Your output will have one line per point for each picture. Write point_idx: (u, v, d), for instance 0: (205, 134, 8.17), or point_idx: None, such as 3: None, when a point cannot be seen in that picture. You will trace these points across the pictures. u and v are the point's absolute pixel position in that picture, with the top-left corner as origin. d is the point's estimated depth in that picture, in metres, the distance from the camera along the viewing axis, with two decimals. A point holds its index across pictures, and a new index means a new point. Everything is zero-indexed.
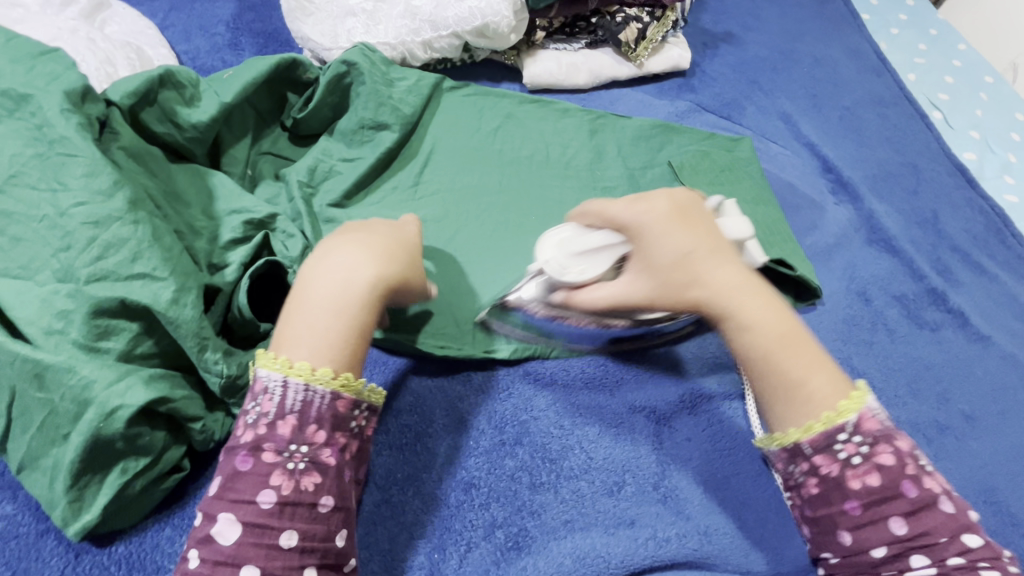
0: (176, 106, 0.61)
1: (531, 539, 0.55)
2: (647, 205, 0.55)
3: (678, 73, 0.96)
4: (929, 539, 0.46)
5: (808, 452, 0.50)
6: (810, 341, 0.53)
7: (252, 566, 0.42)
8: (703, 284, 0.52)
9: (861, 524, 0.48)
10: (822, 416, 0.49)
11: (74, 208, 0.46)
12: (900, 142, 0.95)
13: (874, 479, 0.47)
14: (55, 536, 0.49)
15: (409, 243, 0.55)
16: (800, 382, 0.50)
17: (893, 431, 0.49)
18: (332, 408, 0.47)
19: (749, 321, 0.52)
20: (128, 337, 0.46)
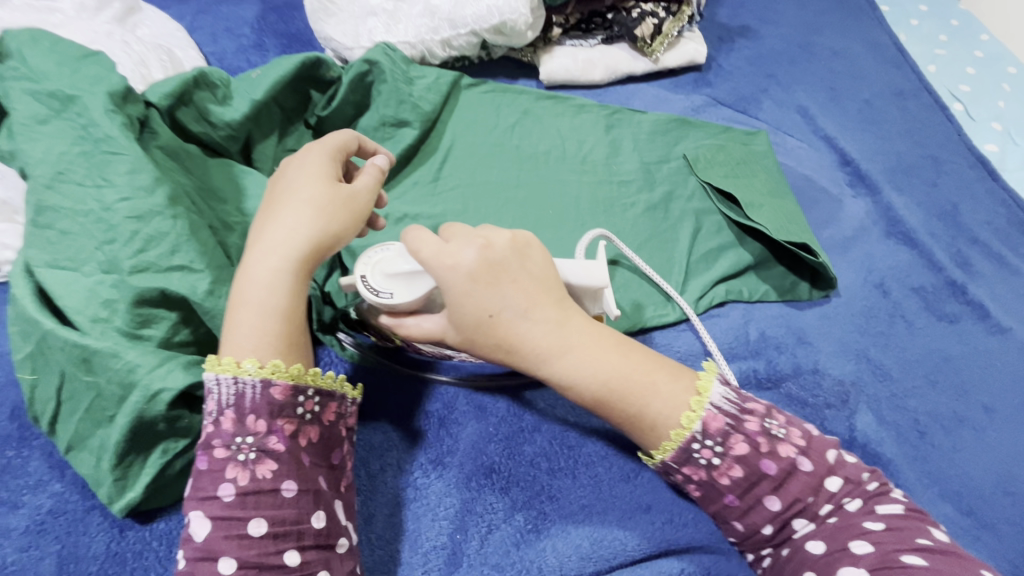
0: (210, 106, 0.64)
1: (550, 522, 0.56)
2: (446, 250, 0.50)
3: (694, 68, 0.96)
4: (798, 502, 0.49)
5: (676, 466, 0.52)
6: (646, 369, 0.51)
7: (226, 558, 0.44)
8: (517, 345, 0.50)
9: (745, 512, 0.51)
10: (671, 435, 0.50)
11: (118, 203, 0.49)
12: (920, 133, 0.94)
13: (737, 471, 0.50)
14: (100, 512, 0.52)
15: (316, 194, 0.51)
16: (640, 412, 0.50)
17: (742, 408, 0.51)
18: (266, 397, 0.47)
19: (574, 376, 0.50)
20: (167, 325, 0.49)
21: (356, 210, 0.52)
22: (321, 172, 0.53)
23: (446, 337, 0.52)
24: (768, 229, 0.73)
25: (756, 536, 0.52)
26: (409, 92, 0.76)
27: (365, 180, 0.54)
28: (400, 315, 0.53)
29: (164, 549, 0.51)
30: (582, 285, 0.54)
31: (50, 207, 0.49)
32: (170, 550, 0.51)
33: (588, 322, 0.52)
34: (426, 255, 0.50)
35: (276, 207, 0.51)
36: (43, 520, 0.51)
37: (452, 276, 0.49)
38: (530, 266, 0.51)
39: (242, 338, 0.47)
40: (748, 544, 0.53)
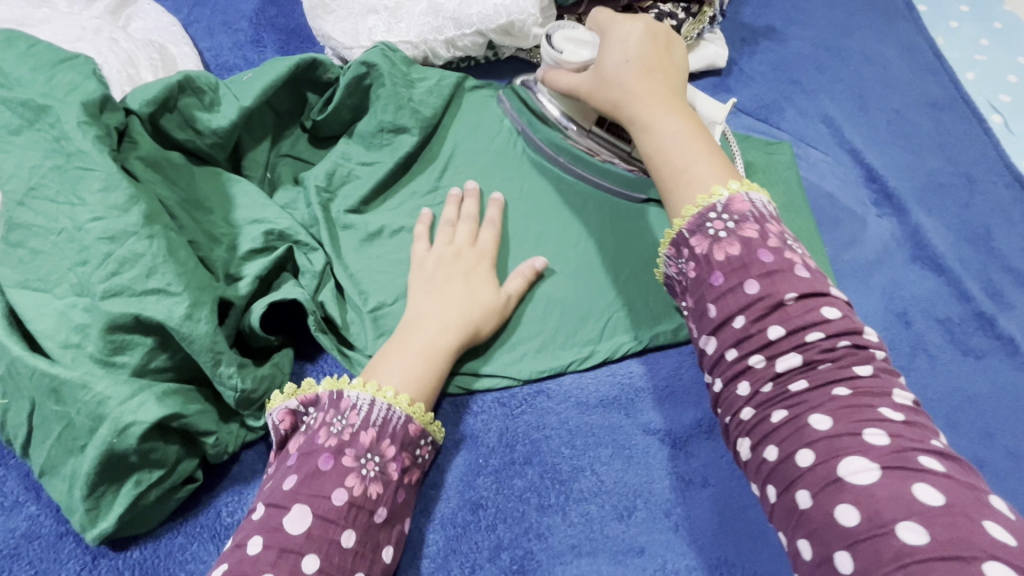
0: (196, 112, 0.60)
1: (537, 563, 0.54)
2: (620, 18, 0.64)
3: (714, 72, 0.91)
4: (780, 301, 0.46)
5: (686, 237, 0.51)
6: (706, 153, 0.55)
7: (315, 559, 0.45)
8: (625, 91, 0.60)
9: (721, 295, 0.48)
10: (697, 198, 0.51)
11: (90, 223, 0.46)
12: (953, 149, 0.88)
13: (734, 249, 0.48)
14: (73, 538, 0.50)
15: (487, 293, 0.61)
16: (685, 169, 0.54)
17: (767, 216, 0.50)
18: (404, 429, 0.52)
19: (655, 125, 0.57)
20: (143, 351, 0.47)
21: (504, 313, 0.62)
22: (487, 263, 0.64)
23: (581, 86, 0.64)
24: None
25: (727, 332, 0.47)
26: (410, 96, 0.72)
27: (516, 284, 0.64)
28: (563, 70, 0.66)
29: None
30: (704, 112, 0.65)
31: (21, 225, 0.47)
32: None
33: (689, 110, 0.60)
34: (607, 21, 0.64)
35: (456, 288, 0.61)
36: (16, 545, 0.50)
37: (618, 28, 0.62)
38: (673, 57, 0.63)
39: (408, 375, 0.54)
40: (714, 365, 0.49)
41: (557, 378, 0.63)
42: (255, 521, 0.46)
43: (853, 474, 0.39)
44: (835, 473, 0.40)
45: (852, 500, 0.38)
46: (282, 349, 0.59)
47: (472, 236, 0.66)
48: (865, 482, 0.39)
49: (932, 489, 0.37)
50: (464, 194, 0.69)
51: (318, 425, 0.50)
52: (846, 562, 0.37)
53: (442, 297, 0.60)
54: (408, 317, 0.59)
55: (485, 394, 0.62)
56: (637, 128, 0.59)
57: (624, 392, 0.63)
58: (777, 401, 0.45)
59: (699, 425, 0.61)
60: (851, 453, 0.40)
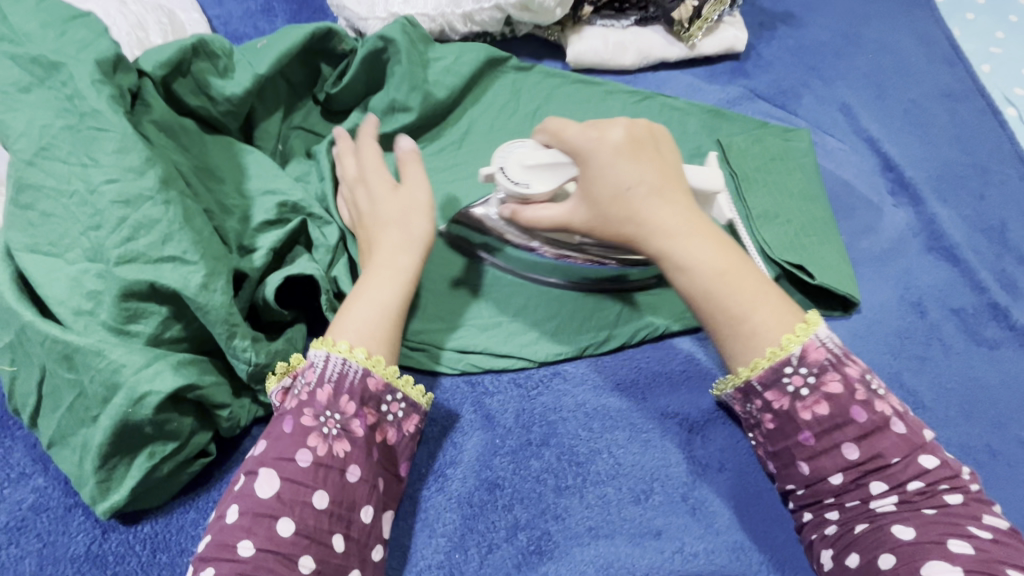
0: (210, 78, 0.58)
1: (554, 545, 0.54)
2: (597, 133, 0.54)
3: (732, 57, 0.90)
4: (881, 462, 0.48)
5: (759, 389, 0.51)
6: (757, 284, 0.51)
7: (288, 521, 0.44)
8: (641, 223, 0.51)
9: (815, 455, 0.49)
10: (767, 353, 0.49)
11: (104, 185, 0.45)
12: (969, 140, 0.88)
13: (824, 408, 0.49)
14: (82, 511, 0.49)
15: (395, 201, 0.58)
16: (743, 317, 0.50)
17: (846, 357, 0.50)
18: (363, 383, 0.49)
19: (695, 262, 0.50)
20: (157, 321, 0.45)
21: (421, 201, 0.58)
22: (373, 184, 0.59)
23: (575, 220, 0.54)
24: (769, 248, 0.71)
25: (822, 484, 0.49)
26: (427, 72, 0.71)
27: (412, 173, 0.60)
28: (531, 205, 0.57)
29: (148, 554, 0.48)
30: (703, 189, 0.60)
31: (31, 186, 0.45)
32: (155, 555, 0.48)
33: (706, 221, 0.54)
34: (580, 134, 0.54)
35: (374, 224, 0.57)
36: (23, 517, 0.48)
37: (603, 149, 0.53)
38: (664, 157, 0.55)
39: (356, 323, 0.51)
40: (804, 500, 0.51)
41: (573, 361, 0.62)
42: (234, 488, 0.47)
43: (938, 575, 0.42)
44: (919, 573, 0.43)
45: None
46: (295, 325, 0.57)
47: (356, 166, 0.61)
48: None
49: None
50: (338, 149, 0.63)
51: (284, 391, 0.50)
52: None
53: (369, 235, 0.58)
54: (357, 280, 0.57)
55: (500, 374, 0.61)
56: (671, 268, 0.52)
57: (640, 375, 0.62)
58: (860, 515, 0.48)
59: (717, 409, 0.61)
60: (935, 558, 0.43)
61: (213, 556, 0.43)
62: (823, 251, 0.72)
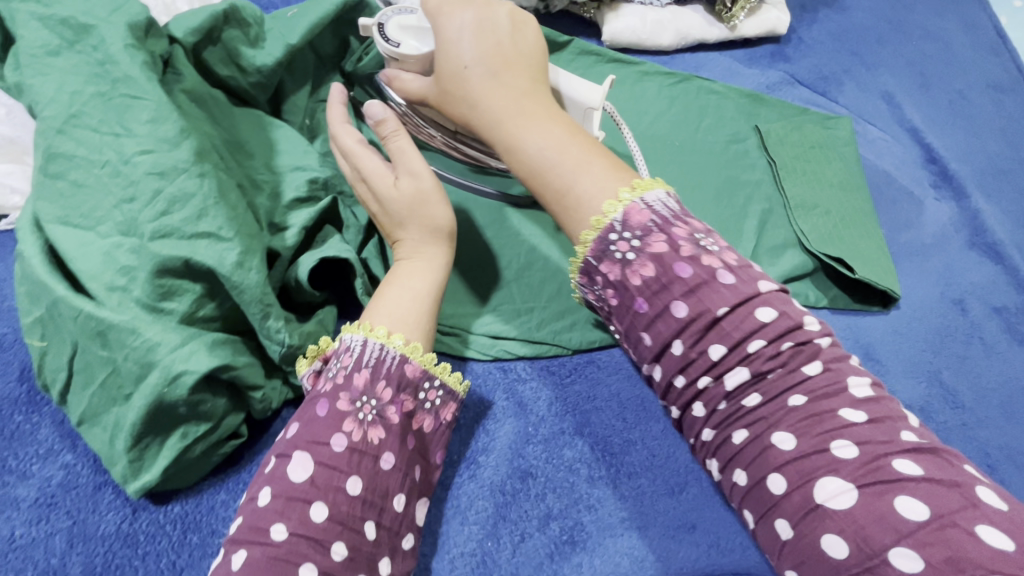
0: (241, 47, 0.56)
1: (587, 535, 0.53)
2: (451, 8, 0.51)
3: (772, 40, 0.87)
4: (711, 319, 0.43)
5: (595, 264, 0.48)
6: (585, 156, 0.49)
7: (321, 505, 0.42)
8: (472, 103, 0.51)
9: (651, 323, 0.45)
10: (591, 223, 0.47)
11: (138, 156, 0.43)
12: (1014, 133, 0.84)
13: (649, 270, 0.45)
14: (112, 490, 0.48)
15: (390, 188, 0.52)
16: (568, 188, 0.48)
17: (675, 216, 0.47)
18: (400, 369, 0.48)
19: (524, 141, 0.49)
20: (192, 299, 0.44)
21: (424, 192, 0.52)
22: (379, 179, 0.52)
23: (428, 96, 0.54)
24: (806, 239, 0.69)
25: (668, 359, 0.45)
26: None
27: (399, 144, 0.52)
28: (403, 70, 0.55)
29: (179, 534, 0.48)
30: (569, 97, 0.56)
31: (62, 155, 0.43)
32: (185, 535, 0.48)
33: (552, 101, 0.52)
34: (432, 12, 0.52)
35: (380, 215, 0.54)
36: (53, 494, 0.48)
37: (447, 28, 0.51)
38: (517, 37, 0.52)
39: (395, 315, 0.50)
40: (665, 392, 0.47)
41: (608, 351, 0.61)
42: (265, 471, 0.45)
43: (831, 499, 0.38)
44: (813, 500, 0.38)
45: (837, 530, 0.37)
46: (326, 306, 0.56)
47: (356, 167, 0.53)
48: (843, 506, 0.37)
49: (913, 500, 0.36)
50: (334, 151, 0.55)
51: (319, 374, 0.48)
52: None
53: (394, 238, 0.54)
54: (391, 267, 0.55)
55: (534, 362, 0.60)
56: (505, 147, 0.51)
57: None
58: (737, 421, 0.43)
59: None
60: (824, 474, 0.38)
61: (245, 539, 0.42)
62: (863, 244, 0.70)
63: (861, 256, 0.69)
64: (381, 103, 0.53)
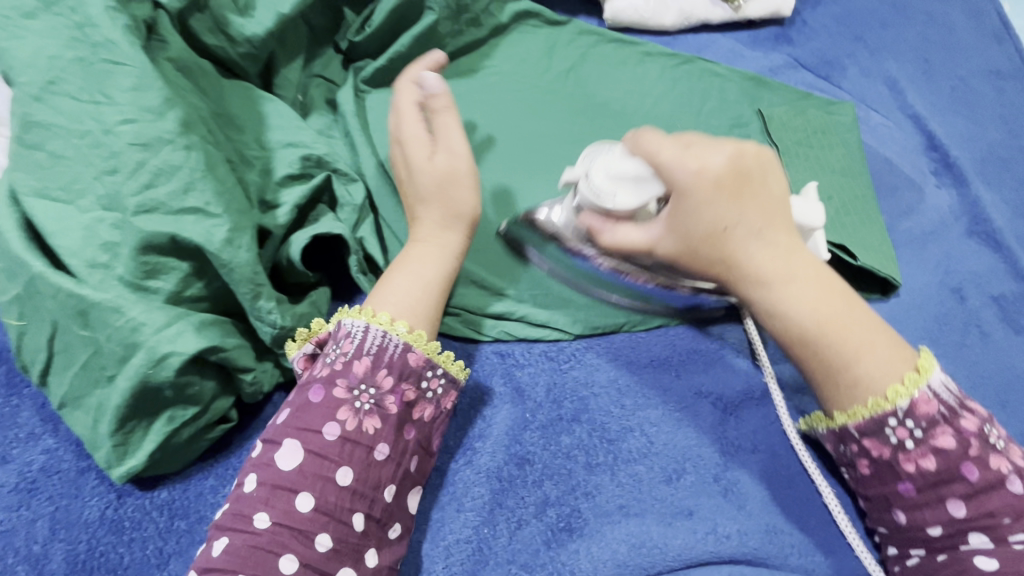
0: (229, 15, 0.53)
1: (585, 522, 0.52)
2: (693, 154, 0.47)
3: (776, 22, 0.85)
4: (990, 517, 0.44)
5: (856, 435, 0.49)
6: (863, 330, 0.48)
7: (308, 496, 0.42)
8: (735, 265, 0.48)
9: (915, 505, 0.47)
10: (869, 401, 0.47)
11: (120, 126, 0.41)
12: (1015, 121, 0.84)
13: (929, 463, 0.46)
14: (96, 475, 0.46)
15: (424, 167, 0.51)
16: (845, 365, 0.47)
17: (962, 407, 0.47)
18: (403, 358, 0.46)
19: (793, 313, 0.48)
20: (178, 277, 0.42)
21: (458, 173, 0.51)
22: (418, 145, 0.51)
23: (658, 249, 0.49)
24: None
25: (916, 529, 0.47)
26: (457, 25, 0.68)
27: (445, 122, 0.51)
28: (614, 222, 0.49)
29: (166, 520, 0.46)
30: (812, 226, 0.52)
31: (38, 123, 0.41)
32: (173, 521, 0.46)
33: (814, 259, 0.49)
34: (667, 160, 0.46)
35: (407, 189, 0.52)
36: (34, 478, 0.46)
37: (702, 182, 0.46)
38: (770, 186, 0.49)
39: (396, 297, 0.49)
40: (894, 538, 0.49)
41: (609, 335, 0.60)
42: (253, 457, 0.44)
43: None
44: None
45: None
46: (320, 287, 0.54)
47: (394, 124, 0.52)
48: None
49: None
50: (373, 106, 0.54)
51: (317, 357, 0.47)
52: None
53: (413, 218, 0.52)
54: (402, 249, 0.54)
55: (533, 346, 0.58)
56: (768, 313, 0.49)
57: (675, 352, 0.60)
58: (938, 550, 0.46)
59: (750, 392, 0.59)
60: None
61: (230, 525, 0.42)
62: (865, 231, 0.69)
63: (862, 243, 0.68)
64: (437, 76, 0.53)
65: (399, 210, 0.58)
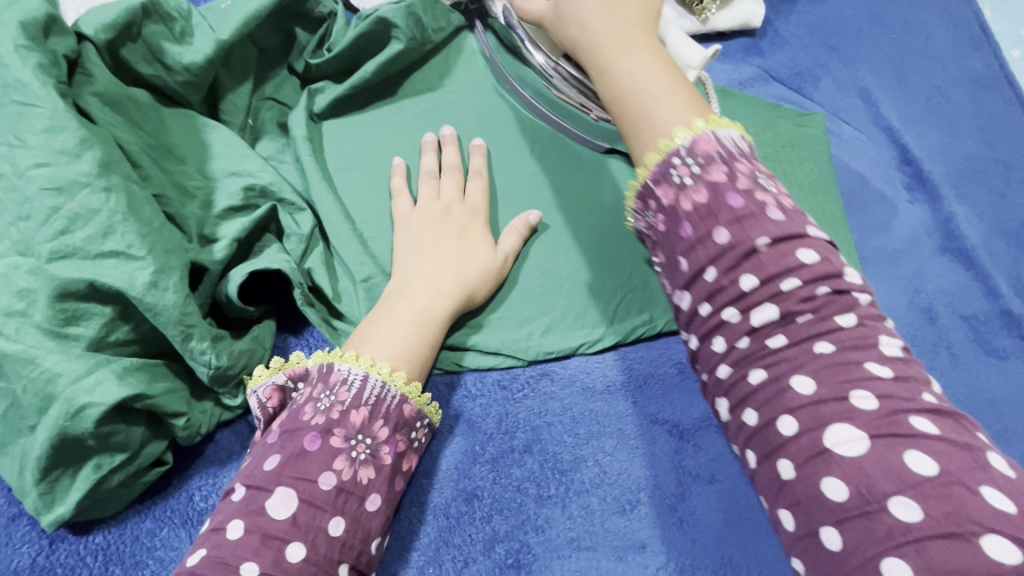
0: (165, 43, 0.52)
1: (533, 557, 0.51)
2: None
3: (748, 32, 0.83)
4: (750, 245, 0.41)
5: (652, 188, 0.46)
6: (672, 90, 0.49)
7: (301, 546, 0.41)
8: (580, 26, 0.53)
9: (691, 247, 0.43)
10: (658, 145, 0.46)
11: (33, 169, 0.40)
12: (992, 132, 0.82)
13: (701, 196, 0.43)
14: (27, 521, 0.46)
15: (477, 252, 0.56)
16: (645, 111, 0.48)
17: (739, 153, 0.45)
18: (399, 410, 0.47)
19: (619, 66, 0.50)
20: (100, 323, 0.41)
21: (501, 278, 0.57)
22: (480, 220, 0.58)
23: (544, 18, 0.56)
24: None
25: (698, 286, 0.43)
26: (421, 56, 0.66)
27: (513, 243, 0.58)
28: None
29: (101, 566, 0.45)
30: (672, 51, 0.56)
31: None
32: (108, 567, 0.45)
33: (657, 43, 0.52)
34: None
35: (448, 249, 0.55)
36: None
37: None
38: None
39: (397, 346, 0.49)
40: (689, 321, 0.44)
41: (562, 361, 0.59)
42: (235, 503, 0.42)
43: (841, 446, 0.36)
44: (821, 444, 0.37)
45: (840, 474, 0.36)
46: (264, 322, 0.53)
47: (473, 190, 0.60)
48: (854, 454, 0.36)
49: (924, 456, 0.35)
50: (441, 141, 0.62)
51: (304, 400, 0.46)
52: (835, 540, 0.35)
53: (431, 269, 0.54)
54: (393, 288, 0.54)
55: (486, 375, 0.57)
56: (600, 69, 0.52)
57: (631, 378, 0.59)
58: (755, 360, 0.41)
59: (708, 419, 0.58)
60: (837, 420, 0.37)
61: (207, 573, 0.39)
62: None
63: None
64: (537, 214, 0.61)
65: (351, 238, 0.57)
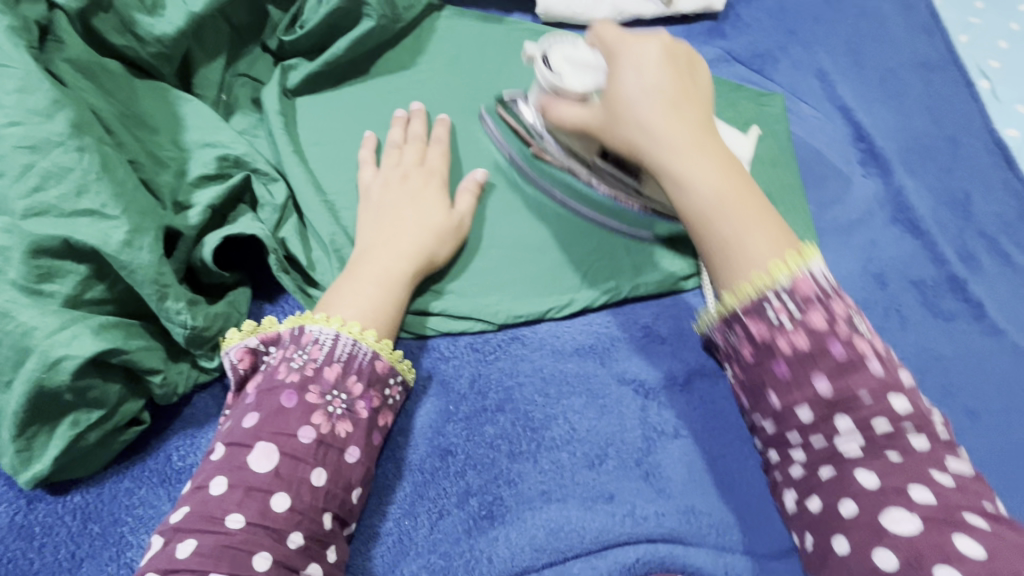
0: (136, 14, 0.53)
1: (506, 508, 0.53)
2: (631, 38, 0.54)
3: (710, 16, 0.87)
4: (851, 396, 0.46)
5: (740, 316, 0.50)
6: (760, 213, 0.51)
7: (285, 496, 0.43)
8: (647, 136, 0.51)
9: (786, 386, 0.48)
10: (753, 279, 0.49)
11: (6, 129, 0.41)
12: (940, 112, 0.86)
13: (801, 341, 0.47)
14: (4, 481, 0.46)
15: (435, 214, 0.58)
16: (732, 237, 0.50)
17: (833, 291, 0.49)
18: (372, 366, 0.49)
19: (692, 180, 0.50)
20: (76, 280, 0.42)
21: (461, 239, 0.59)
22: (437, 181, 0.60)
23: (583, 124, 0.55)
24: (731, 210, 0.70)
25: (788, 420, 0.48)
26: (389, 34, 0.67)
27: (469, 204, 0.60)
28: (561, 98, 0.56)
29: (78, 524, 0.46)
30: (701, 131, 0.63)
31: None
32: (86, 525, 0.46)
33: (721, 146, 0.53)
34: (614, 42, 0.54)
35: (406, 215, 0.57)
36: None
37: (629, 56, 0.53)
38: (699, 79, 0.55)
39: (366, 307, 0.51)
40: (772, 440, 0.50)
41: (529, 326, 0.61)
42: (216, 461, 0.44)
43: (895, 525, 0.42)
44: (878, 522, 0.43)
45: (892, 546, 0.41)
46: (239, 288, 0.54)
47: (433, 156, 0.62)
48: (906, 532, 0.41)
49: (971, 540, 0.40)
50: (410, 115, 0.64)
51: (278, 361, 0.48)
52: None
53: (391, 235, 0.55)
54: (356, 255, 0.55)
55: (457, 338, 0.59)
56: (671, 177, 0.51)
57: (598, 341, 0.61)
58: (825, 459, 0.47)
59: (672, 377, 0.60)
60: (893, 504, 0.43)
61: (195, 527, 0.41)
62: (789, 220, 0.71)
63: None
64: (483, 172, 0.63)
65: (323, 208, 0.58)
